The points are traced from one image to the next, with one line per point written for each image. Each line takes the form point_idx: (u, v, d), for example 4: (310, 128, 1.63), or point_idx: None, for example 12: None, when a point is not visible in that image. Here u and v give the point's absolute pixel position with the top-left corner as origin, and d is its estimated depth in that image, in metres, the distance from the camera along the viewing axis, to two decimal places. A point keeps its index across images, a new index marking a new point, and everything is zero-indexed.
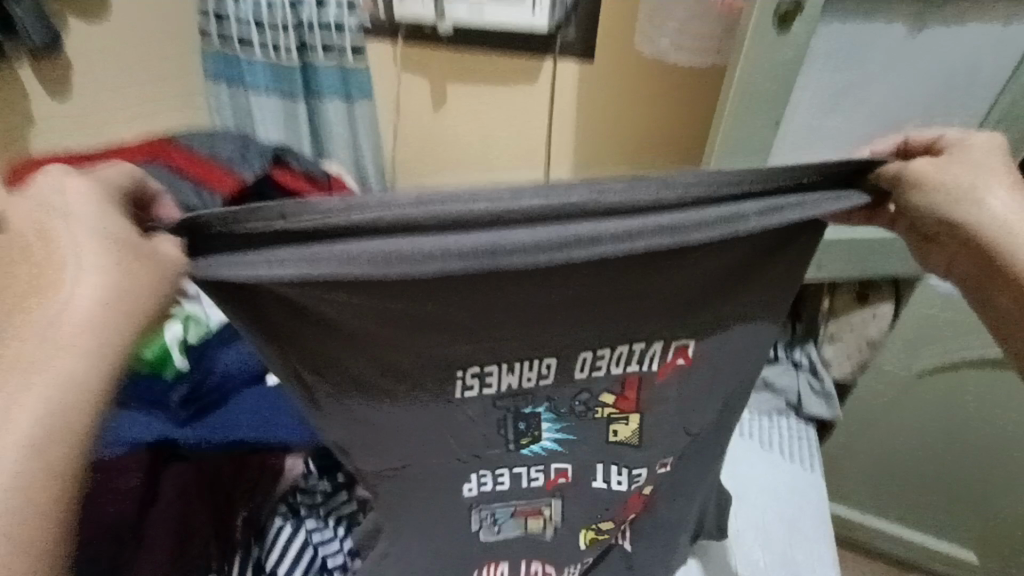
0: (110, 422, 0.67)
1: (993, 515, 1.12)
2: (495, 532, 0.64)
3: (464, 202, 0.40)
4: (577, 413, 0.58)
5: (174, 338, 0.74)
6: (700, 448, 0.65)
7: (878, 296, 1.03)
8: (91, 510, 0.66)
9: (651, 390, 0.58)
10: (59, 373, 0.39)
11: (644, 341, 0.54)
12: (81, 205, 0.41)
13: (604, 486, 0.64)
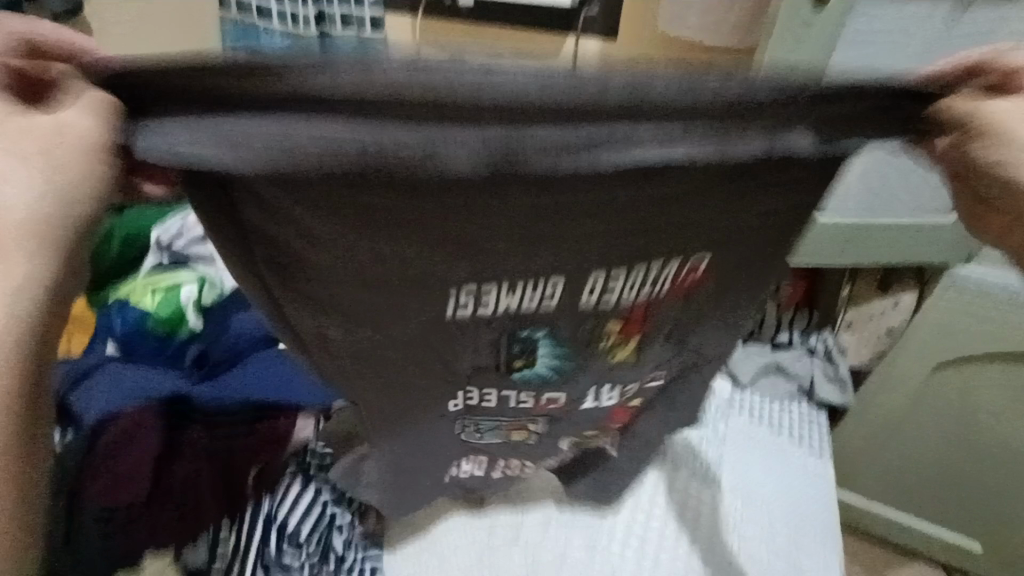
0: (125, 375, 0.73)
1: (1002, 518, 1.09)
2: (478, 437, 0.67)
3: (473, 84, 0.33)
4: (577, 339, 0.56)
5: (190, 299, 0.80)
6: (676, 386, 0.71)
7: (901, 285, 0.99)
8: (101, 463, 0.68)
9: (654, 321, 0.58)
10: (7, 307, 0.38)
11: (658, 262, 0.52)
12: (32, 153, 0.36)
13: (594, 404, 0.66)
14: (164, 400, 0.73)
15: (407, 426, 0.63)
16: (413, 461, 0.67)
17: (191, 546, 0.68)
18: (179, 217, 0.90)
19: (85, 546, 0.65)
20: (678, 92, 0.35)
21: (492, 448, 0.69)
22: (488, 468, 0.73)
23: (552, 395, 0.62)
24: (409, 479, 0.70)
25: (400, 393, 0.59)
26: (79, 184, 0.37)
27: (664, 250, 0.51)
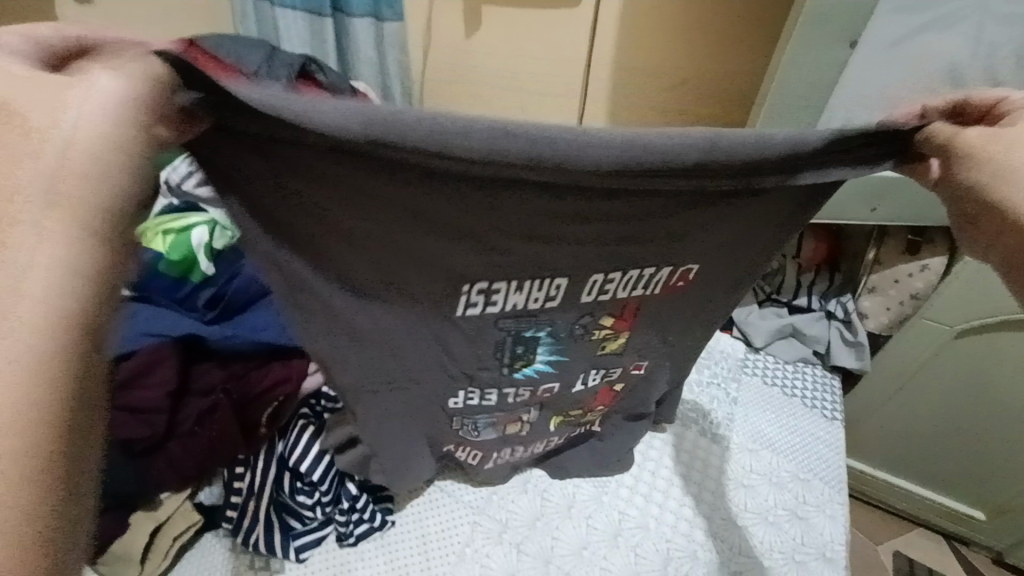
0: (143, 313, 0.75)
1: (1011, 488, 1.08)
2: (475, 435, 0.71)
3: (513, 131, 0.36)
4: (575, 335, 0.61)
5: (201, 243, 0.80)
6: (675, 360, 0.71)
7: (930, 249, 0.95)
8: (119, 397, 0.68)
9: (648, 311, 0.62)
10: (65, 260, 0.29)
11: (654, 267, 0.56)
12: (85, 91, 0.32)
13: (581, 386, 0.69)
14: (174, 339, 0.73)
15: (405, 412, 0.66)
16: (403, 445, 0.69)
17: (207, 486, 0.72)
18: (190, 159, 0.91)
19: (108, 478, 0.65)
20: (676, 145, 0.39)
21: (487, 443, 0.73)
22: (485, 457, 0.75)
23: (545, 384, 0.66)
24: (400, 465, 0.72)
25: (406, 385, 0.63)
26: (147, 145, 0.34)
27: (659, 253, 0.55)
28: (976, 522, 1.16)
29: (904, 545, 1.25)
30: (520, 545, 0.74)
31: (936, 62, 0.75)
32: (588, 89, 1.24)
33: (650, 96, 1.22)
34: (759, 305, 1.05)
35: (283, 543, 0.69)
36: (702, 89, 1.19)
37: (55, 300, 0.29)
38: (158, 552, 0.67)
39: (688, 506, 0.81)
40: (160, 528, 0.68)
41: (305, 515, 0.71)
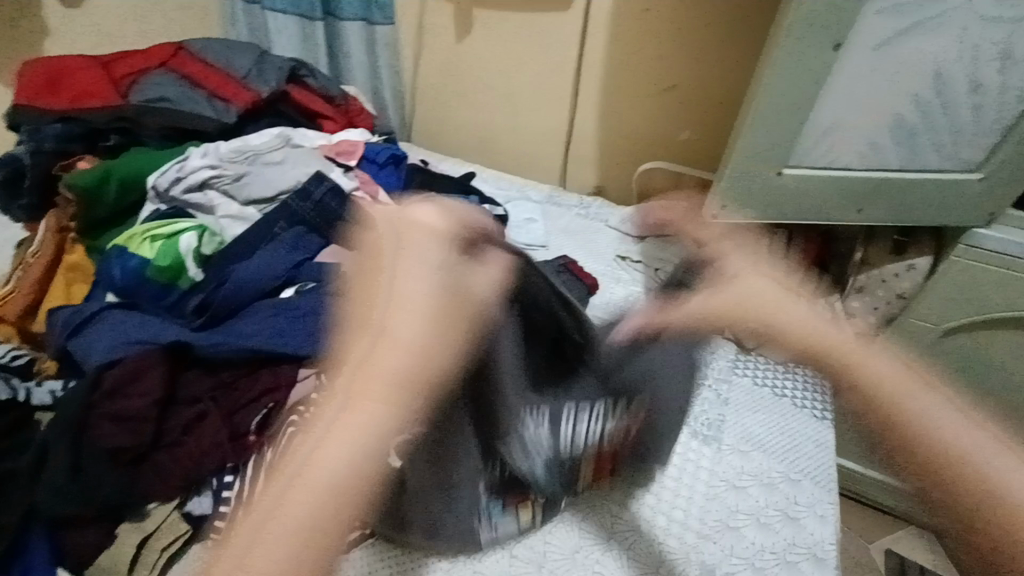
0: (129, 320, 0.74)
1: None
2: (493, 527, 0.72)
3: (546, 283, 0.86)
4: (565, 433, 0.75)
5: (189, 248, 0.82)
6: (663, 446, 0.82)
7: (917, 249, 0.97)
8: (104, 406, 0.67)
9: (621, 446, 0.79)
10: (367, 411, 0.60)
11: (610, 404, 0.78)
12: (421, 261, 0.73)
13: (579, 474, 0.77)
14: (159, 346, 0.72)
15: (432, 464, 0.70)
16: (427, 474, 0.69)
17: (196, 496, 0.70)
18: (177, 163, 0.90)
19: (93, 490, 0.64)
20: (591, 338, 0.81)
21: (508, 527, 0.73)
22: (513, 517, 0.73)
23: (551, 442, 0.74)
24: (422, 495, 0.69)
25: (442, 445, 0.70)
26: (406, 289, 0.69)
27: (608, 401, 0.78)
28: None
29: (895, 544, 1.26)
30: (513, 549, 0.74)
31: (918, 65, 0.77)
32: (580, 94, 1.25)
33: (641, 102, 1.22)
34: None
35: None
36: (692, 95, 1.19)
37: (392, 374, 0.63)
38: (146, 564, 0.65)
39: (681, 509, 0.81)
40: (147, 540, 0.66)
41: None
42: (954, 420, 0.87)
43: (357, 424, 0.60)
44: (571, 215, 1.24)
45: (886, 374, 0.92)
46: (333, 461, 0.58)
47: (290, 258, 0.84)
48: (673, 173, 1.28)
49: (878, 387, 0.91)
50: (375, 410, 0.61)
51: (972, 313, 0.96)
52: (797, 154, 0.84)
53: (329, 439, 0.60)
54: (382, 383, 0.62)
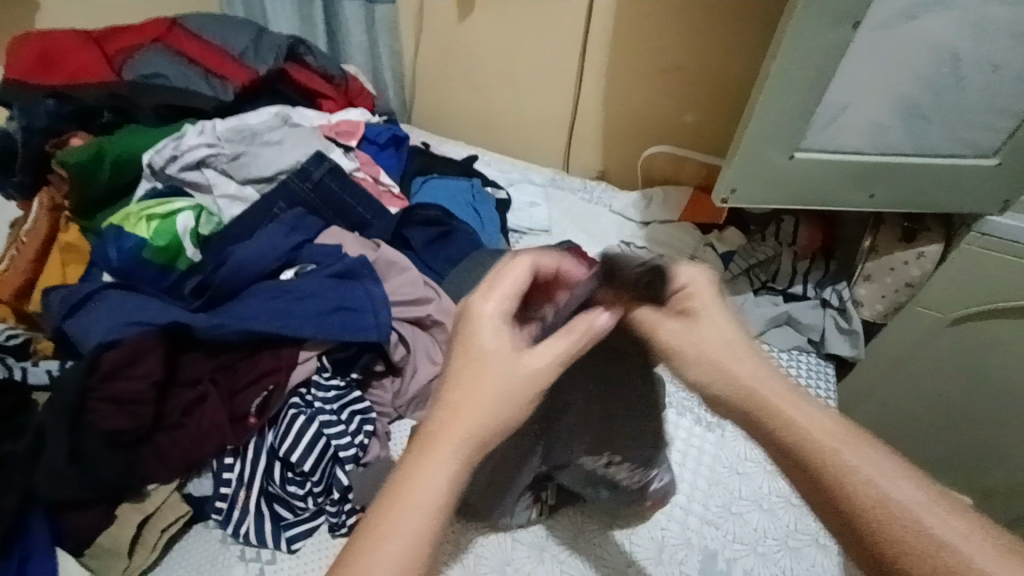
0: (125, 301, 0.73)
1: (998, 473, 1.10)
2: (514, 516, 0.72)
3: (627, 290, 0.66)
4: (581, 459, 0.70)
5: (186, 229, 0.80)
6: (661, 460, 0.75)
7: (927, 237, 0.96)
8: (102, 389, 0.66)
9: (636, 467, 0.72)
10: (444, 462, 0.43)
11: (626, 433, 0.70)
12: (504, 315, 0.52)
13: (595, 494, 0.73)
14: (158, 327, 0.71)
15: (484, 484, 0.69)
16: (478, 493, 0.69)
17: (196, 478, 0.70)
18: (172, 141, 0.88)
19: (93, 473, 0.63)
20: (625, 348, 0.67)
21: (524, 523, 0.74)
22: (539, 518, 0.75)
23: (622, 470, 0.71)
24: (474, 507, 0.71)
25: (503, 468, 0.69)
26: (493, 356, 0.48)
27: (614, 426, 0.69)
28: None
29: None
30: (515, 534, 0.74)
31: (934, 46, 0.75)
32: (583, 76, 1.22)
33: (645, 85, 1.20)
34: (754, 293, 1.04)
35: (274, 533, 0.68)
36: (697, 78, 1.17)
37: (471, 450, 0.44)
38: (146, 544, 0.66)
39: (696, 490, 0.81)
40: (147, 520, 0.66)
41: (297, 505, 0.70)
42: (912, 497, 0.42)
43: (443, 467, 0.43)
44: (574, 199, 1.22)
45: (809, 422, 0.47)
46: (430, 494, 0.42)
47: (290, 239, 0.82)
48: (674, 156, 1.26)
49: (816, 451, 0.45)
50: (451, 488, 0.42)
51: (978, 302, 0.95)
52: (809, 137, 0.82)
53: (451, 470, 0.43)
54: (462, 447, 0.44)
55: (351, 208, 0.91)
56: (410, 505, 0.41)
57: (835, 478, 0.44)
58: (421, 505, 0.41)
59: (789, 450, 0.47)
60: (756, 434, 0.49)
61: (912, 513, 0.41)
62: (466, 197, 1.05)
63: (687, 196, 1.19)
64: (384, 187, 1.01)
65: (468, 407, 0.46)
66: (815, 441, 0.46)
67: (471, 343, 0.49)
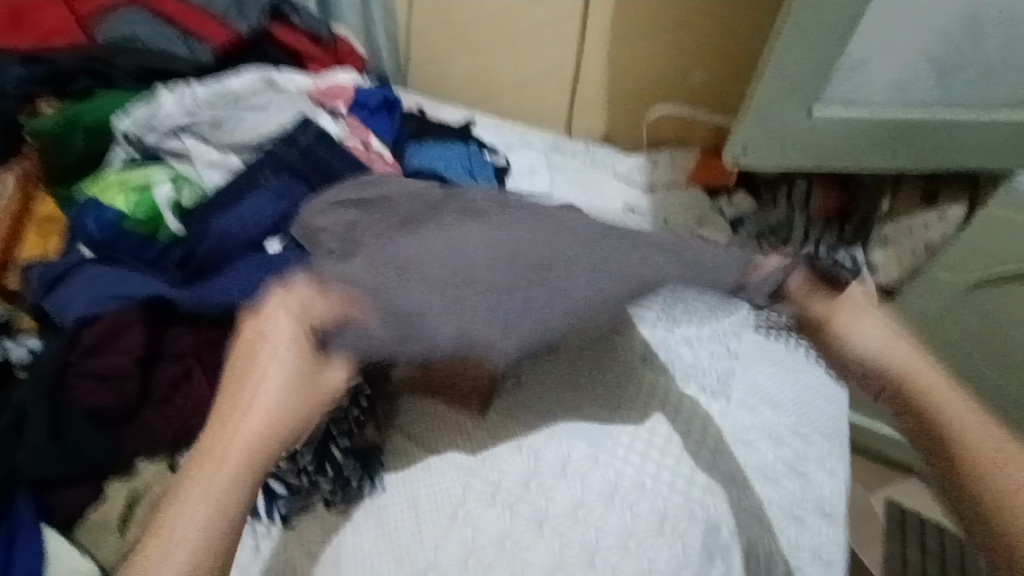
0: (103, 277, 0.70)
1: None
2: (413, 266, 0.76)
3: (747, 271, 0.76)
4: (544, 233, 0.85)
5: (166, 201, 0.78)
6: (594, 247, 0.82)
7: (950, 196, 0.95)
8: (83, 365, 0.65)
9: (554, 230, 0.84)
10: (201, 504, 0.54)
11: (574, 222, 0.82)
12: (276, 331, 0.63)
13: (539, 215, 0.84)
14: (137, 302, 0.69)
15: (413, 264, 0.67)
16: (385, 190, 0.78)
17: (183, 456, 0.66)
18: (146, 106, 0.84)
19: (78, 450, 0.62)
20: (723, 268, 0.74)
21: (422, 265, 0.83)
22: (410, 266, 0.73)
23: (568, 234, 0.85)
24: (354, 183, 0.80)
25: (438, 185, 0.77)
26: (275, 369, 0.61)
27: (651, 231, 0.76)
28: None
29: (899, 496, 1.24)
30: (512, 515, 0.71)
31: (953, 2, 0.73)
32: (587, 29, 1.14)
33: (653, 43, 1.14)
34: (763, 257, 1.01)
35: (268, 505, 0.70)
36: (707, 32, 1.12)
37: (230, 500, 0.55)
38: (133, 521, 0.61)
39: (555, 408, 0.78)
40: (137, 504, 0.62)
41: (292, 481, 0.70)
42: (957, 408, 0.61)
43: (207, 500, 0.54)
44: (577, 162, 1.18)
45: (959, 423, 0.60)
46: (196, 523, 0.53)
47: (277, 207, 0.80)
48: (681, 118, 1.22)
49: (958, 437, 0.59)
50: (213, 525, 0.53)
51: (987, 269, 0.90)
52: (828, 92, 0.77)
53: (207, 511, 0.53)
54: (225, 489, 0.55)
55: (335, 171, 0.84)
56: (174, 546, 0.51)
57: (979, 465, 0.58)
58: (190, 547, 0.52)
59: (939, 431, 0.60)
60: (890, 391, 0.65)
61: (943, 409, 0.61)
62: (463, 161, 1.01)
63: (694, 159, 1.17)
64: (375, 153, 0.95)
65: (237, 434, 0.58)
66: (971, 449, 0.59)
67: (248, 347, 0.62)
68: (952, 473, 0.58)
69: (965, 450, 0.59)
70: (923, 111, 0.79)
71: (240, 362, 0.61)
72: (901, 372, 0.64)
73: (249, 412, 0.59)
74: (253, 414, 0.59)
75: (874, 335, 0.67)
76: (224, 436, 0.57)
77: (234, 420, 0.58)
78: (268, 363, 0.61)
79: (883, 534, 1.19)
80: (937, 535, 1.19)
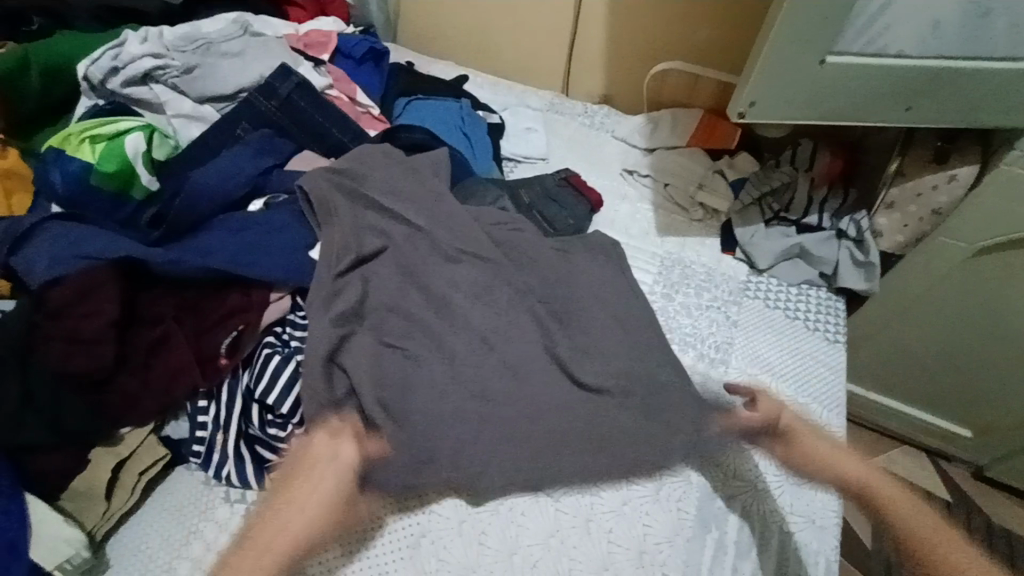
0: (75, 234, 0.67)
1: (998, 410, 1.09)
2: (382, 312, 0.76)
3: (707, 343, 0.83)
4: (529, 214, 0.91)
5: (137, 152, 0.73)
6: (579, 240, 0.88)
7: (960, 159, 0.89)
8: (55, 327, 0.61)
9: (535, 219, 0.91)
10: None
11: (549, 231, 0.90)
12: (342, 465, 0.64)
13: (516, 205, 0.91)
14: (116, 262, 0.66)
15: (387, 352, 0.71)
16: (400, 213, 0.80)
17: (172, 420, 0.67)
18: (109, 48, 0.78)
19: (55, 415, 0.59)
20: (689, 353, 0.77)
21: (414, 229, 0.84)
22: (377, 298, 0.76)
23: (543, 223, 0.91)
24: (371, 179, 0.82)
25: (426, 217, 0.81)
26: (331, 492, 0.63)
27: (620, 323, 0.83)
28: (957, 437, 1.17)
29: (888, 462, 1.25)
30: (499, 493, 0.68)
31: None
32: None
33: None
34: (766, 225, 0.98)
35: (257, 475, 0.66)
36: None
37: None
38: (125, 486, 0.63)
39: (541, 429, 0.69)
40: (123, 464, 0.63)
41: (280, 447, 0.67)
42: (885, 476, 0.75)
43: None
44: (575, 124, 1.14)
45: (919, 525, 0.72)
46: None
47: (256, 163, 0.78)
48: (686, 74, 1.13)
49: (898, 503, 0.73)
50: None
51: (987, 235, 0.90)
52: (845, 40, 0.71)
53: None
54: None
55: (326, 131, 0.84)
56: None
57: (939, 554, 0.70)
58: None
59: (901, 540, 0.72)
60: (857, 495, 0.75)
61: (895, 501, 0.74)
62: (456, 120, 0.97)
63: (696, 120, 1.11)
64: (362, 107, 0.92)
65: (277, 552, 0.59)
66: (930, 536, 0.71)
67: (309, 463, 0.64)
68: (924, 560, 0.70)
69: (930, 546, 0.70)
70: (947, 60, 0.73)
71: (300, 478, 0.63)
72: (856, 477, 0.75)
73: (297, 525, 0.61)
74: (297, 529, 0.60)
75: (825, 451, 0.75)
76: (271, 551, 0.59)
77: (281, 537, 0.60)
78: (325, 487, 0.63)
79: None
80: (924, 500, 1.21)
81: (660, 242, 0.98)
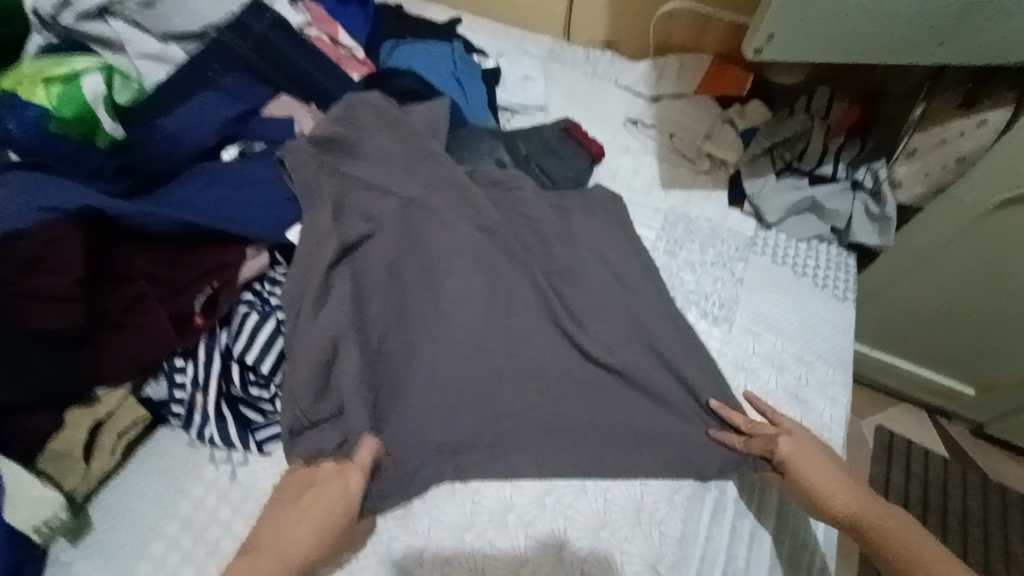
0: (35, 184, 0.62)
1: (1002, 373, 1.06)
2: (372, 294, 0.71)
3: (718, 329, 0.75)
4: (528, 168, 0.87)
5: (97, 95, 0.68)
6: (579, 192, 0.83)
7: (992, 102, 0.82)
8: (18, 284, 0.57)
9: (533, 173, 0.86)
10: None
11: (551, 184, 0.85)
12: (350, 483, 0.57)
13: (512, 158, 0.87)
14: (76, 213, 0.61)
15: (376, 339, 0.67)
16: (381, 172, 0.76)
17: (152, 380, 0.64)
18: None
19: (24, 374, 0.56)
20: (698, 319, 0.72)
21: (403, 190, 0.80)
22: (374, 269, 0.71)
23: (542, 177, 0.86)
24: (355, 128, 0.78)
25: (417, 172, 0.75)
26: (334, 506, 0.56)
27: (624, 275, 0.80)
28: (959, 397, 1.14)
29: (887, 421, 1.24)
30: (478, 457, 0.64)
31: None
32: None
33: None
34: (776, 175, 0.92)
35: (241, 436, 0.64)
36: None
37: None
38: (103, 448, 0.60)
39: (533, 389, 0.68)
40: (102, 425, 0.61)
41: (265, 408, 0.65)
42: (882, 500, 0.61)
43: None
44: (575, 71, 1.07)
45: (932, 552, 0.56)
46: None
47: (232, 108, 0.73)
48: (693, 15, 1.06)
49: (898, 532, 0.58)
50: None
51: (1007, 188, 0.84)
52: None
53: None
54: None
55: (308, 75, 0.79)
56: None
57: None
58: None
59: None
60: (852, 527, 0.60)
61: (895, 525, 0.59)
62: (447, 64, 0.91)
63: (704, 65, 1.04)
64: (345, 49, 0.87)
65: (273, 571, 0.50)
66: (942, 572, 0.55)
67: (310, 482, 0.57)
68: None
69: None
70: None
71: (302, 498, 0.56)
72: (844, 499, 0.61)
73: (294, 544, 0.52)
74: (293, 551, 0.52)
75: (815, 474, 0.63)
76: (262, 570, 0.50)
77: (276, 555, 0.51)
78: (326, 500, 0.56)
79: (870, 456, 1.19)
80: (922, 457, 1.20)
81: (664, 196, 0.93)
